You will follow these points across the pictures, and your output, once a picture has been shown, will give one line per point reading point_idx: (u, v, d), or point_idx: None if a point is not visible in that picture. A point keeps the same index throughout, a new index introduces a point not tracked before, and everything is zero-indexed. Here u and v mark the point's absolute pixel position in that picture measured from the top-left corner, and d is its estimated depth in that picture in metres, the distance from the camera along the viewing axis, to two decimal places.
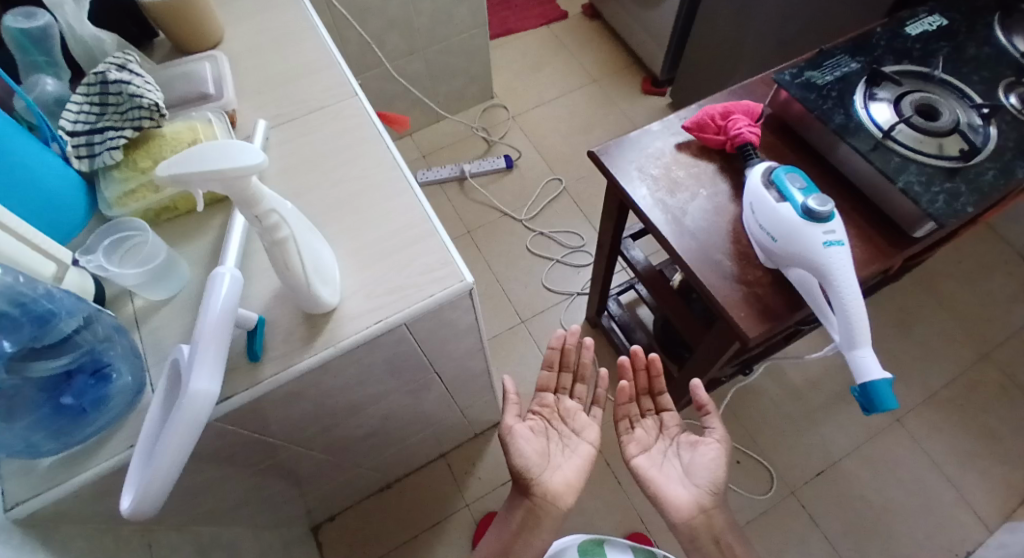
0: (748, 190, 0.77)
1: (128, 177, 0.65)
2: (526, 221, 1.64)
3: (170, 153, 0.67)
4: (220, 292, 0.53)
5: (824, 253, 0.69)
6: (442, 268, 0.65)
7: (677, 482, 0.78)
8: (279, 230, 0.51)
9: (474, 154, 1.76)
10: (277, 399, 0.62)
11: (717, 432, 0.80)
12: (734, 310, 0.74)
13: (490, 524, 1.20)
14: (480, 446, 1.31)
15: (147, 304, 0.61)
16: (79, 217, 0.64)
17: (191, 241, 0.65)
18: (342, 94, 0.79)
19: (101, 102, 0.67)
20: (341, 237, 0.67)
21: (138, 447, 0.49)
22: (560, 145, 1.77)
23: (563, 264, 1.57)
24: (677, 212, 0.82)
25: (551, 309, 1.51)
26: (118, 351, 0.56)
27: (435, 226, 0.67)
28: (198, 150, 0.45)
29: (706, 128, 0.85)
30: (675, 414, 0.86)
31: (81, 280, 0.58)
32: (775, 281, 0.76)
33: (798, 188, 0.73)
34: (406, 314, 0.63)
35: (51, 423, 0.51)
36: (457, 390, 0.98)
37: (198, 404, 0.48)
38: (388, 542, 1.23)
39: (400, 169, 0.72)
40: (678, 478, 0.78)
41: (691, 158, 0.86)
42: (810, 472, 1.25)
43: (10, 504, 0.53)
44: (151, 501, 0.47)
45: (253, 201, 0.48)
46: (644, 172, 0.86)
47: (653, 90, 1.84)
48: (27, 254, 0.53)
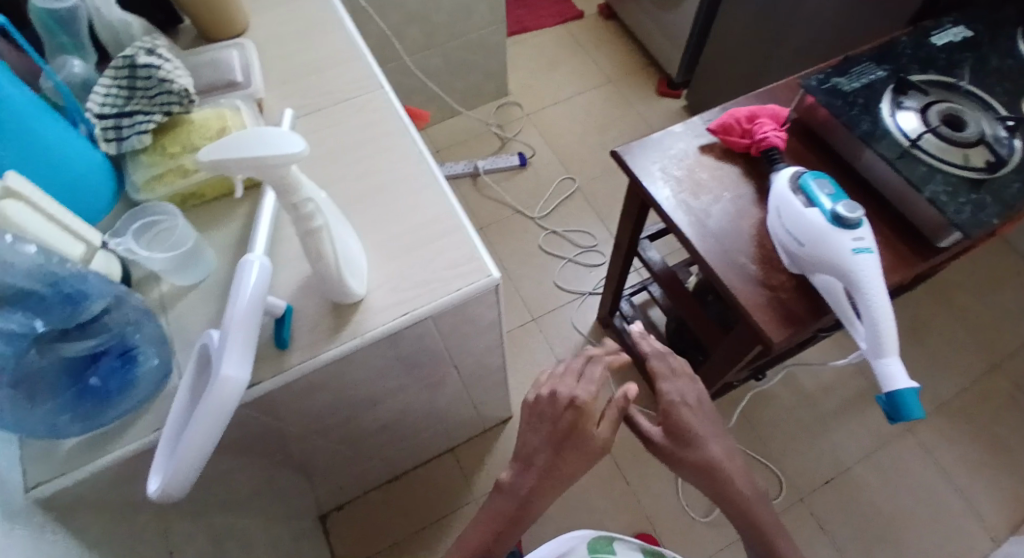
0: (775, 194, 0.76)
1: (157, 161, 0.64)
2: (539, 219, 1.64)
3: (201, 142, 0.65)
4: (249, 280, 0.54)
5: (852, 259, 0.69)
6: (467, 263, 0.65)
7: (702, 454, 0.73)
8: (313, 219, 0.50)
9: (488, 151, 1.76)
10: (303, 388, 0.62)
11: (651, 428, 0.74)
12: (758, 314, 0.74)
13: None
14: (489, 441, 1.31)
15: (173, 290, 0.60)
16: (105, 200, 0.63)
17: (216, 229, 0.65)
18: (368, 85, 0.79)
19: (129, 85, 0.66)
20: (365, 229, 0.67)
21: (165, 432, 0.49)
22: (575, 144, 1.76)
23: (575, 264, 1.57)
24: (701, 214, 0.81)
25: (562, 308, 1.51)
26: (147, 335, 0.54)
27: (461, 220, 0.67)
28: (238, 136, 0.45)
29: (731, 131, 0.84)
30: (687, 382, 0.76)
31: (109, 264, 0.57)
32: (799, 286, 0.75)
33: (826, 193, 0.73)
34: (432, 309, 0.63)
35: (76, 403, 0.51)
36: (471, 385, 0.98)
37: (226, 392, 0.47)
38: (394, 535, 1.22)
39: (427, 163, 0.71)
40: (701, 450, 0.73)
41: (714, 160, 0.85)
42: (819, 477, 1.25)
43: (30, 484, 0.52)
44: (179, 487, 0.47)
45: (290, 188, 0.47)
46: (667, 172, 0.86)
47: (668, 92, 1.83)
48: (54, 235, 0.52)
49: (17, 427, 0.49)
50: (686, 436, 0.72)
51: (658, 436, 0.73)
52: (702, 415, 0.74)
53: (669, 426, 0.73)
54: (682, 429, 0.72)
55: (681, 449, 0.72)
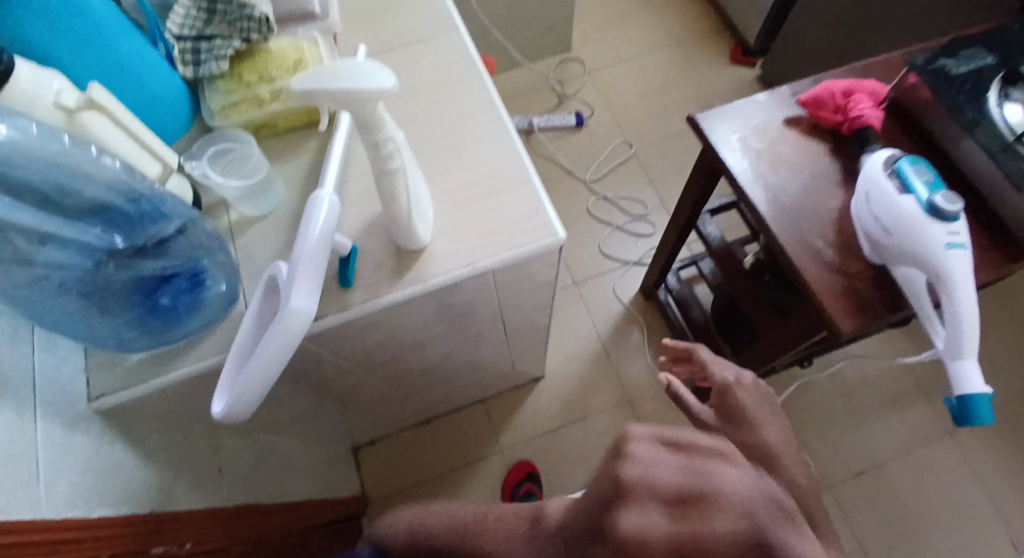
0: (866, 176, 0.73)
1: (232, 89, 0.63)
2: (591, 182, 1.60)
3: (276, 72, 0.63)
4: (319, 214, 0.53)
5: (946, 255, 0.66)
6: (533, 219, 0.63)
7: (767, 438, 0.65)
8: (392, 160, 0.49)
9: (545, 106, 1.71)
10: (360, 328, 0.61)
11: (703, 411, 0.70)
12: (827, 300, 0.71)
13: (523, 473, 1.22)
14: (520, 398, 1.33)
15: (242, 218, 0.60)
16: (179, 123, 0.62)
17: (285, 161, 0.64)
18: (443, 25, 0.75)
19: (209, 8, 0.65)
20: (432, 175, 0.65)
21: (232, 354, 0.51)
22: (635, 106, 1.70)
23: (623, 231, 1.54)
24: (776, 191, 0.77)
25: (605, 274, 1.49)
26: (216, 262, 0.54)
27: (531, 173, 0.65)
28: (327, 67, 0.43)
29: (823, 104, 0.79)
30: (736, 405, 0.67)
31: (183, 187, 0.57)
32: (876, 277, 0.72)
33: (923, 181, 0.69)
34: (493, 263, 0.61)
35: (144, 320, 0.51)
36: (514, 342, 0.97)
37: (294, 324, 0.47)
38: (419, 477, 1.25)
39: (500, 112, 0.69)
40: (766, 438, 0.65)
41: (799, 136, 0.81)
42: (850, 471, 1.22)
43: (95, 394, 0.53)
44: (241, 411, 0.48)
45: (374, 126, 0.46)
46: (746, 144, 0.81)
47: (742, 59, 1.75)
48: (133, 150, 0.51)
49: (86, 336, 0.49)
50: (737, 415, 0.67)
51: (708, 415, 0.69)
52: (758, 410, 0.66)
53: (719, 408, 0.69)
54: (734, 408, 0.67)
55: (734, 431, 0.66)
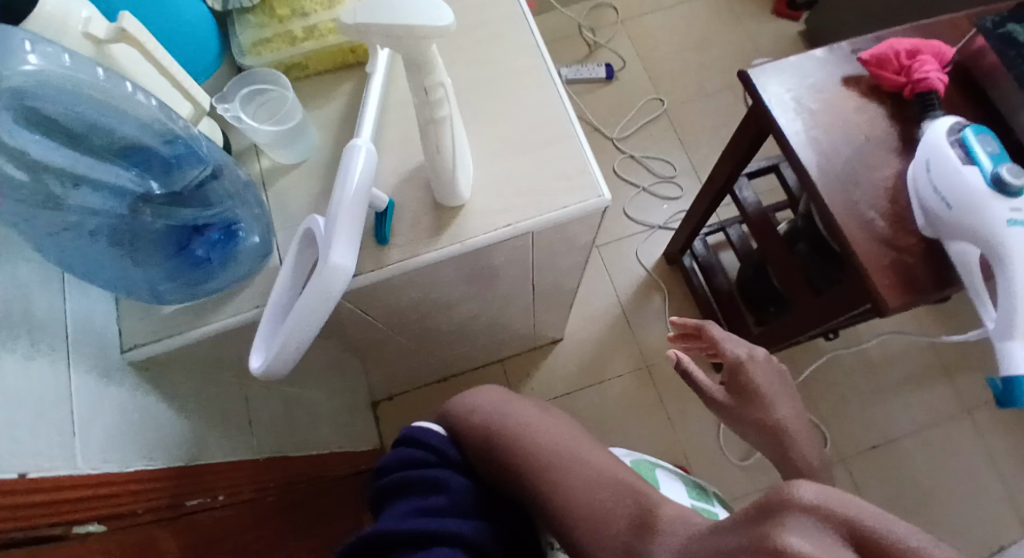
0: (926, 144, 0.69)
1: (265, 23, 0.59)
2: (618, 139, 1.55)
3: (311, 6, 0.59)
4: (356, 163, 0.51)
5: (1005, 233, 0.63)
6: (577, 178, 0.60)
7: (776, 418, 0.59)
8: (441, 108, 0.46)
9: (574, 56, 1.64)
10: (393, 286, 0.59)
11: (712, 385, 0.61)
12: (875, 273, 0.68)
13: None
14: (538, 358, 1.33)
15: (273, 165, 0.58)
16: (210, 58, 0.58)
17: (317, 106, 0.61)
18: None
19: None
20: (471, 126, 0.62)
21: (269, 308, 0.49)
22: (668, 60, 1.63)
23: (649, 192, 1.50)
24: (830, 157, 0.73)
25: (629, 236, 1.46)
26: (248, 209, 0.51)
27: (577, 130, 0.61)
28: (382, 0, 0.40)
29: (886, 65, 0.75)
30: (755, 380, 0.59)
31: (211, 129, 0.54)
32: (928, 251, 0.69)
33: (987, 152, 0.66)
34: (533, 224, 0.58)
35: (177, 271, 0.49)
36: (541, 303, 0.95)
37: (334, 280, 0.45)
38: None
39: (544, 60, 0.64)
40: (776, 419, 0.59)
41: (857, 97, 0.77)
42: (866, 443, 1.22)
43: (127, 346, 0.52)
44: (280, 367, 0.47)
45: (425, 69, 0.43)
46: (800, 105, 0.77)
47: (785, 13, 1.66)
48: (163, 87, 0.48)
49: (119, 287, 0.48)
50: (750, 392, 0.59)
51: (721, 394, 0.60)
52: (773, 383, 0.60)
53: (732, 387, 0.61)
54: (748, 387, 0.59)
55: (747, 409, 0.59)
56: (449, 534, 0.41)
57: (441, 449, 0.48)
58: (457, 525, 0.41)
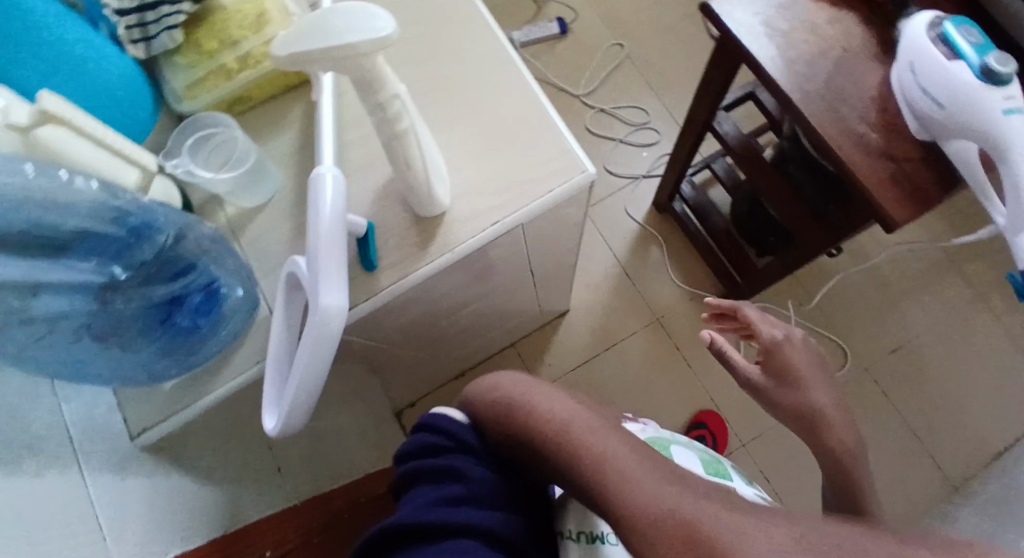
0: (908, 45, 0.66)
1: (196, 62, 0.54)
2: (585, 95, 1.51)
3: (240, 33, 0.54)
4: (325, 193, 0.48)
5: (1005, 122, 0.61)
6: (558, 159, 0.57)
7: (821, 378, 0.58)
8: (400, 121, 0.43)
9: (524, 18, 1.58)
10: (391, 309, 0.57)
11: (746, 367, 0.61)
12: (877, 189, 0.66)
13: None
14: (549, 334, 1.33)
15: (240, 211, 0.54)
16: (145, 114, 0.54)
17: (273, 138, 0.58)
18: None
19: None
20: (437, 127, 0.59)
21: (270, 362, 0.47)
22: (620, 2, 1.58)
23: (627, 144, 1.46)
24: (809, 76, 0.70)
25: (617, 195, 1.42)
26: (222, 264, 0.49)
27: (548, 108, 0.59)
28: (318, 20, 0.37)
29: None
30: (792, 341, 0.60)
31: (167, 190, 0.50)
32: (926, 157, 0.67)
33: (971, 43, 0.63)
34: (521, 217, 0.56)
35: (166, 345, 0.47)
36: (543, 284, 0.93)
37: (330, 322, 0.43)
38: None
39: (499, 43, 0.61)
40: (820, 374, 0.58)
41: (827, 8, 0.73)
42: (889, 351, 1.21)
43: (137, 431, 0.51)
44: (294, 423, 0.45)
45: (375, 83, 0.40)
46: (772, 28, 0.73)
47: None
48: (103, 159, 0.45)
49: (110, 372, 0.46)
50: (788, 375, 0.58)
51: (758, 377, 0.59)
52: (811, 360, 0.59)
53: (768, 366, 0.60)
54: (785, 367, 0.58)
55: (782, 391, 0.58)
56: (465, 527, 0.35)
57: (455, 433, 0.41)
58: (473, 517, 0.36)
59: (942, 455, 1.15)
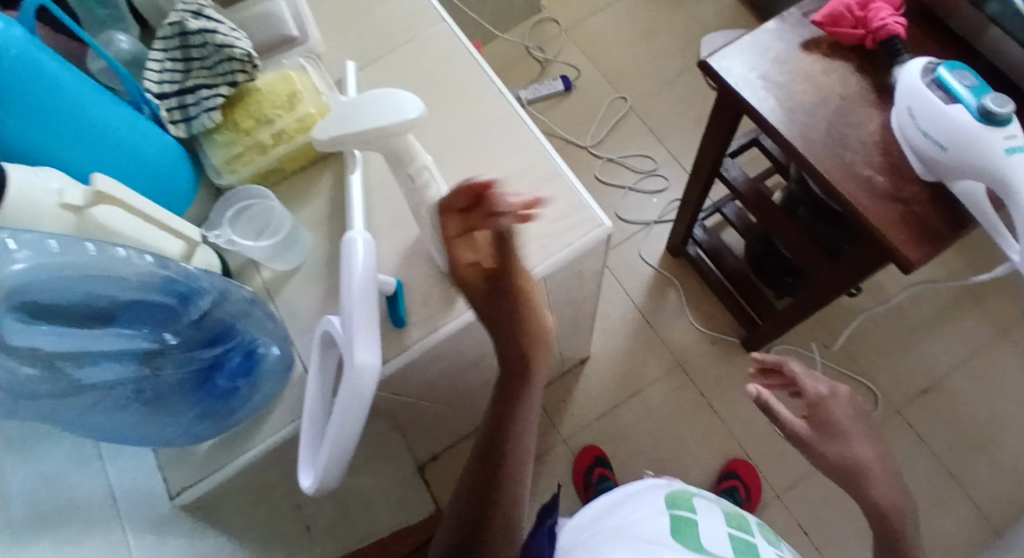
0: (904, 92, 0.69)
1: (232, 139, 0.58)
2: (592, 147, 1.56)
3: (273, 112, 0.59)
4: (356, 256, 0.51)
5: (1007, 162, 0.62)
6: (575, 214, 0.59)
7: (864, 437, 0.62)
8: (430, 189, 0.47)
9: (528, 78, 1.65)
10: (419, 365, 0.59)
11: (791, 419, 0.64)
12: (889, 230, 0.67)
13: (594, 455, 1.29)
14: (570, 383, 1.38)
15: (275, 274, 0.57)
16: (187, 187, 0.58)
17: (304, 205, 0.61)
18: (426, 21, 0.71)
19: (184, 56, 0.59)
20: (458, 189, 0.62)
21: (305, 422, 0.49)
22: (621, 57, 1.65)
23: (636, 191, 1.52)
24: (809, 124, 0.73)
25: (630, 240, 1.48)
26: (258, 324, 0.51)
27: (561, 165, 0.61)
28: (351, 106, 0.42)
29: (841, 21, 0.75)
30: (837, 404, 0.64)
31: (207, 257, 0.53)
32: (933, 197, 0.68)
33: (966, 86, 0.65)
34: (542, 272, 0.58)
35: (206, 407, 0.49)
36: (563, 333, 0.95)
37: (363, 380, 0.45)
38: None
39: (512, 108, 0.65)
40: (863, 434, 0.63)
41: (822, 58, 0.77)
42: (915, 390, 1.20)
43: (175, 492, 0.52)
44: (330, 482, 0.46)
45: (405, 157, 0.44)
46: (769, 81, 0.76)
47: None
48: (146, 232, 0.48)
49: (153, 437, 0.47)
50: (831, 428, 0.63)
51: (803, 430, 0.64)
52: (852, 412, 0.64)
53: (812, 421, 0.65)
54: (828, 422, 0.63)
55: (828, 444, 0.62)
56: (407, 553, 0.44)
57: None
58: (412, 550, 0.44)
59: (979, 496, 1.12)
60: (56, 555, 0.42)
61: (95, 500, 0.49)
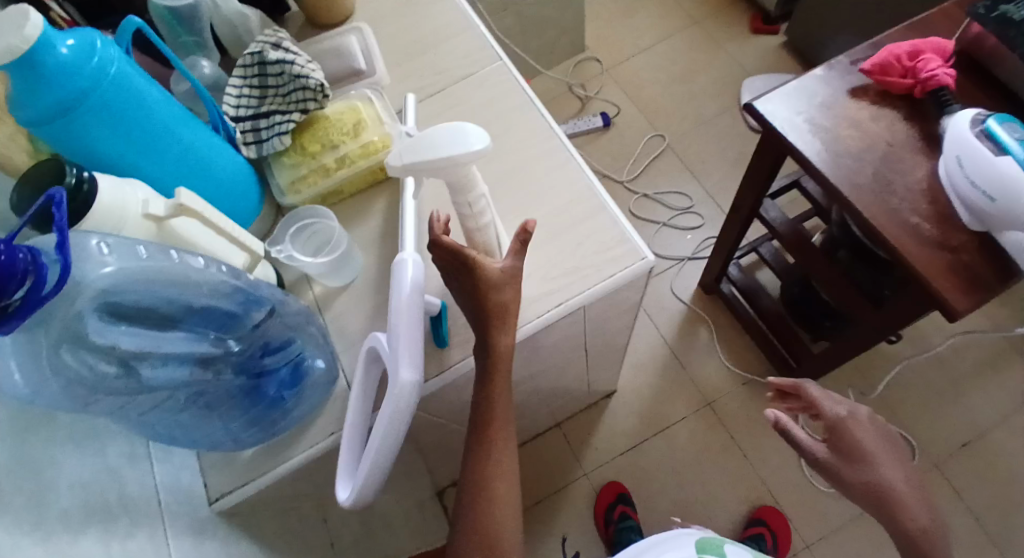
0: (953, 140, 0.69)
1: (299, 162, 0.61)
2: (628, 182, 1.58)
3: (339, 139, 0.62)
4: (406, 275, 0.52)
5: None
6: (619, 245, 0.60)
7: (889, 462, 0.62)
8: (484, 216, 0.51)
9: (568, 113, 1.69)
10: (457, 386, 0.59)
11: (811, 443, 0.64)
12: (935, 278, 0.67)
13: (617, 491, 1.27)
14: (594, 416, 1.37)
15: (326, 290, 0.59)
16: (253, 202, 0.61)
17: (355, 225, 0.63)
18: (483, 58, 0.74)
19: (261, 85, 0.63)
20: (506, 215, 0.63)
21: (345, 434, 0.50)
22: (661, 97, 1.67)
23: (669, 227, 1.52)
24: (854, 168, 0.74)
25: (661, 275, 1.49)
26: (309, 338, 0.53)
27: (606, 200, 0.63)
28: (427, 135, 0.45)
29: (890, 71, 0.76)
30: (857, 426, 0.64)
31: (267, 270, 0.55)
32: (982, 245, 0.68)
33: (1016, 138, 0.65)
34: (583, 300, 0.59)
35: (254, 415, 0.51)
36: (594, 364, 0.96)
37: (403, 395, 0.46)
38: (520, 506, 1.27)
39: (560, 141, 0.67)
40: (887, 458, 0.62)
41: (869, 106, 0.77)
42: (955, 444, 1.16)
43: (215, 496, 0.54)
44: (366, 494, 0.47)
45: (466, 186, 0.48)
46: (814, 125, 0.77)
47: (763, 29, 1.71)
48: (215, 242, 0.50)
49: (205, 440, 0.49)
50: (856, 454, 0.62)
51: (824, 454, 0.63)
52: (877, 435, 0.64)
53: (834, 445, 0.64)
54: (853, 446, 0.63)
55: (849, 469, 0.62)
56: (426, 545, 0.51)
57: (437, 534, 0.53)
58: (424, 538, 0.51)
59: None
60: (103, 550, 0.43)
61: (142, 496, 0.50)
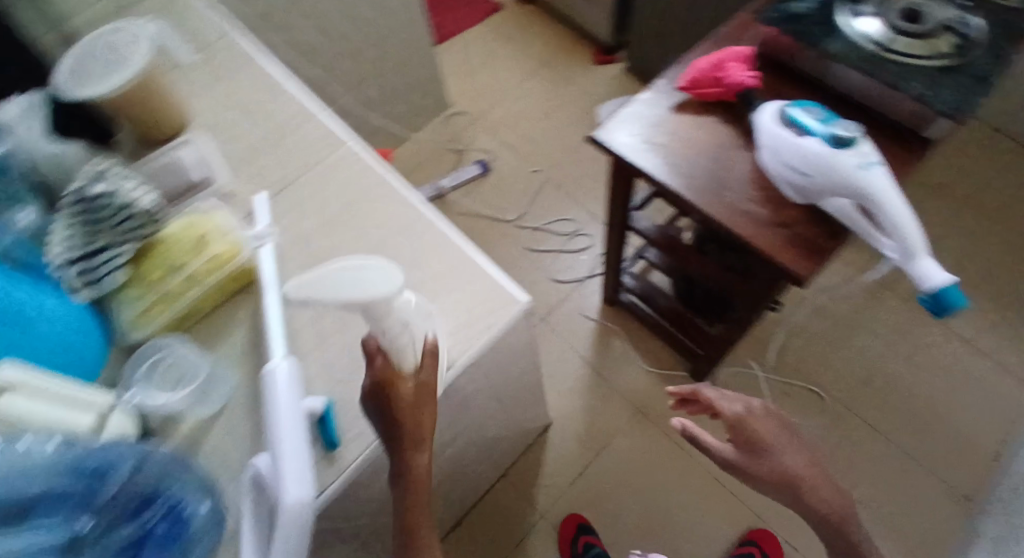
0: (763, 133, 0.76)
1: (143, 292, 0.58)
2: (516, 221, 1.64)
3: (182, 259, 0.59)
4: (279, 390, 0.51)
5: (863, 176, 0.68)
6: (494, 296, 0.62)
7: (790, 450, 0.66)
8: (404, 342, 0.53)
9: (446, 168, 1.73)
10: (367, 479, 0.59)
11: (718, 446, 0.68)
12: (780, 255, 0.73)
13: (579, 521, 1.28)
14: (537, 454, 1.38)
15: (197, 424, 0.57)
16: (95, 357, 0.57)
17: (220, 343, 0.61)
18: (329, 143, 0.75)
19: (85, 219, 0.58)
20: None
21: None
22: (530, 136, 1.75)
23: (565, 253, 1.59)
24: (693, 171, 0.80)
25: (569, 302, 1.54)
26: (184, 485, 0.50)
27: (474, 256, 0.65)
28: (333, 271, 0.49)
29: (701, 83, 0.84)
30: (757, 421, 0.68)
31: (124, 422, 0.52)
32: (808, 215, 0.75)
33: (815, 119, 0.73)
34: (471, 357, 0.60)
35: None
36: (514, 410, 0.98)
37: (295, 515, 0.44)
38: None
39: (417, 210, 0.68)
40: (788, 447, 0.67)
41: (692, 117, 0.85)
42: (854, 383, 1.34)
43: None
44: None
45: (382, 318, 0.51)
46: (650, 142, 0.84)
47: (604, 60, 1.84)
48: (57, 410, 0.48)
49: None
50: (758, 447, 0.67)
51: (731, 454, 0.67)
52: (775, 425, 0.69)
53: (739, 443, 0.68)
54: (755, 441, 0.67)
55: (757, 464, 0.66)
56: None
57: None
58: None
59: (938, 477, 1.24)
60: None
61: None
